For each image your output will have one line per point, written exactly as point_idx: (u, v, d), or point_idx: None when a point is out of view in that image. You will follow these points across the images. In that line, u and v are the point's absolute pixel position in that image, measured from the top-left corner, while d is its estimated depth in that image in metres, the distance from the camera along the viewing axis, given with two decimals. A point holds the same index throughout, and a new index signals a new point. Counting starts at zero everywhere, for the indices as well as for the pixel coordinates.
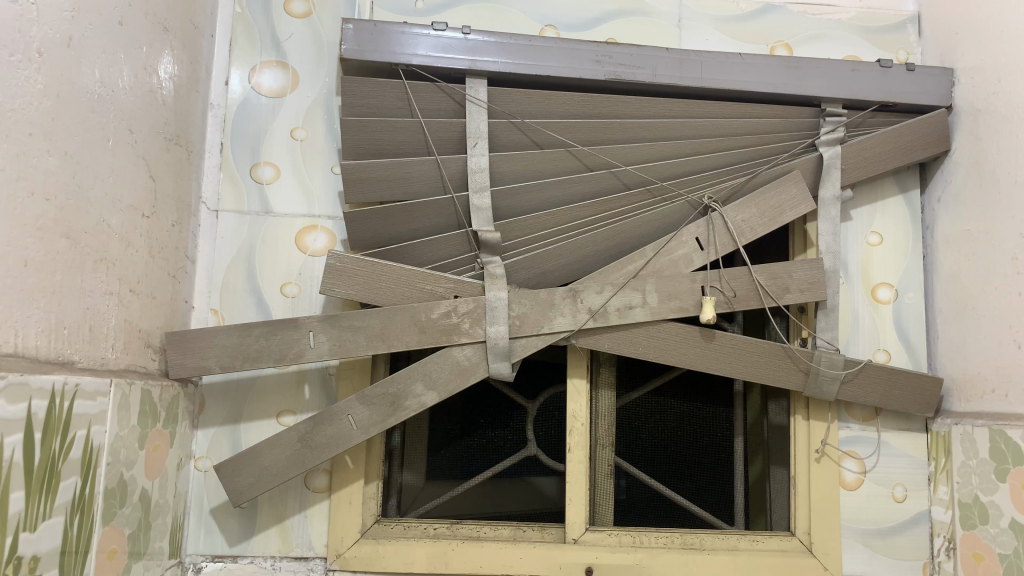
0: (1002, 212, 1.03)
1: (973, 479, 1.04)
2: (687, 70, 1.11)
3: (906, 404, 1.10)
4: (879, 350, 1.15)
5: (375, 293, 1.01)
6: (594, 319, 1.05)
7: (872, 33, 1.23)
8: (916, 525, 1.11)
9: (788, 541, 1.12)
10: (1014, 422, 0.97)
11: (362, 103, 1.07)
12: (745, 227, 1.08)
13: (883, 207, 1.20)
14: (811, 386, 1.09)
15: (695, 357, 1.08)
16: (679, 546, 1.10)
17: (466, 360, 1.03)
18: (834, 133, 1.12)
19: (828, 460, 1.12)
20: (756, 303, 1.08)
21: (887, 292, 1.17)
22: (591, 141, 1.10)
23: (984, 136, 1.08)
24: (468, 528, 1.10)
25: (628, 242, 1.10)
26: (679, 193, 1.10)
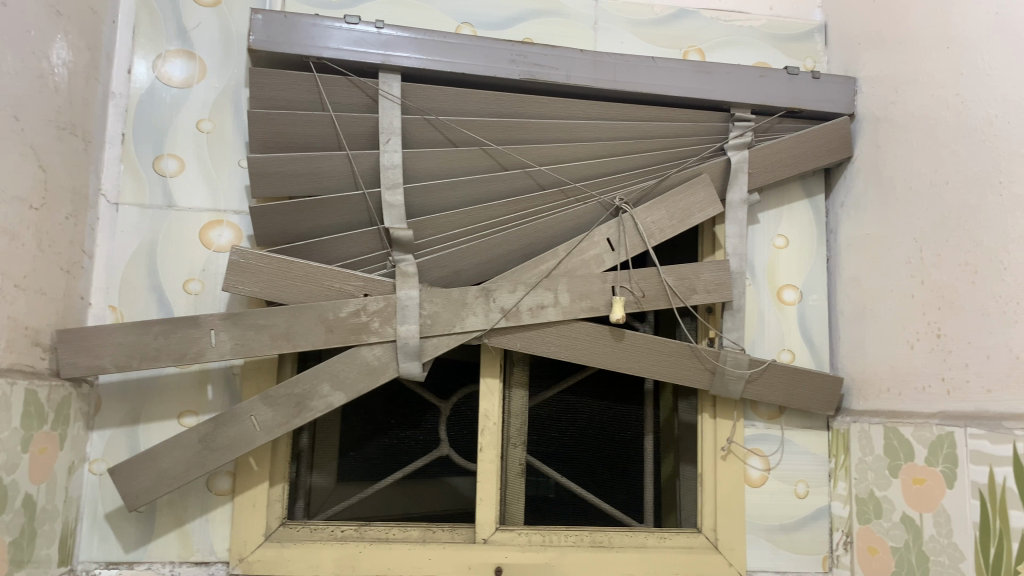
0: (898, 217, 1.07)
1: (869, 475, 1.08)
2: (601, 72, 1.12)
3: (808, 403, 1.13)
4: (783, 350, 1.19)
5: (282, 291, 0.99)
6: (506, 319, 1.05)
7: (781, 41, 1.26)
8: (817, 520, 1.15)
9: (695, 538, 1.14)
10: (906, 419, 1.00)
11: (271, 95, 1.05)
12: (655, 229, 1.10)
13: (790, 211, 1.23)
14: (716, 385, 1.11)
15: (605, 356, 1.09)
16: (588, 544, 1.11)
17: (375, 359, 1.01)
18: (741, 138, 1.15)
19: (734, 458, 1.14)
20: (664, 304, 1.10)
21: (792, 294, 1.21)
22: (505, 140, 1.10)
23: (883, 143, 1.12)
24: (376, 530, 1.09)
25: (541, 242, 1.10)
26: (592, 194, 1.11)
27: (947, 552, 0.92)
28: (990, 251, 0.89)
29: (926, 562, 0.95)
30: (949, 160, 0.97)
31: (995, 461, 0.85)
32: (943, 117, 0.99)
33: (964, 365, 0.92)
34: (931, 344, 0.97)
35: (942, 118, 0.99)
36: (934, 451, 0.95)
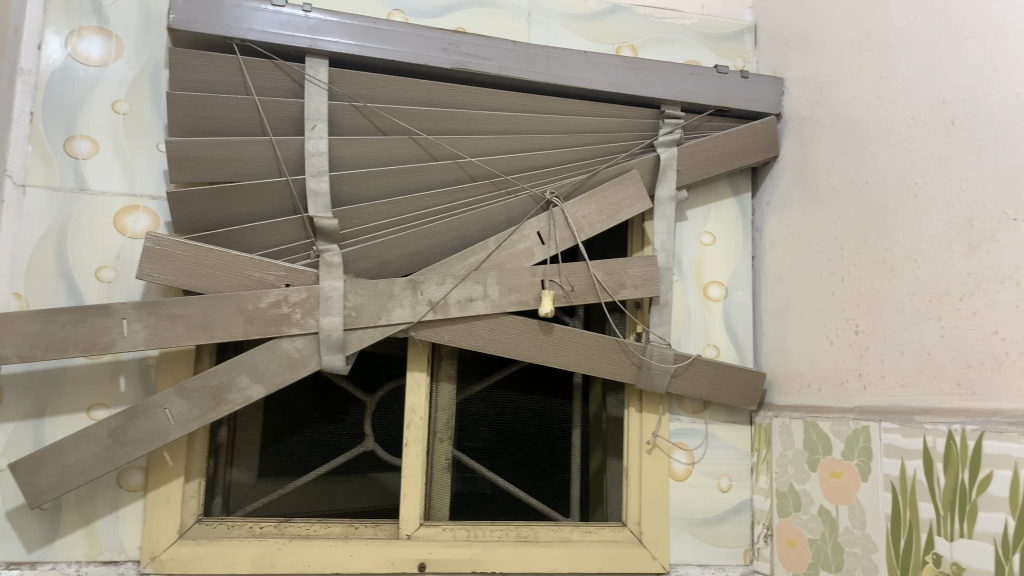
0: (820, 216, 1.09)
1: (789, 469, 1.10)
2: (533, 64, 1.11)
3: (731, 398, 1.15)
4: (709, 346, 1.20)
5: (199, 280, 0.96)
6: (433, 311, 1.03)
7: (712, 40, 1.28)
8: (739, 513, 1.17)
9: (620, 531, 1.14)
10: (824, 414, 1.02)
11: (192, 77, 1.01)
12: (585, 224, 1.10)
13: (718, 209, 1.25)
14: (642, 378, 1.12)
15: (533, 350, 1.08)
16: (514, 538, 1.11)
17: (297, 352, 0.99)
18: (671, 135, 1.15)
19: (659, 451, 1.15)
20: (593, 298, 1.10)
21: (717, 291, 1.22)
22: (435, 130, 1.08)
23: (807, 144, 1.14)
24: (296, 526, 1.06)
25: (470, 234, 1.09)
26: (522, 187, 1.10)
27: (860, 543, 0.94)
28: (905, 251, 0.91)
29: (841, 554, 0.97)
30: (868, 161, 1.00)
31: (907, 455, 0.87)
32: (864, 119, 1.01)
33: (879, 362, 0.94)
34: (849, 341, 1.00)
35: (862, 120, 1.02)
36: (850, 445, 0.97)
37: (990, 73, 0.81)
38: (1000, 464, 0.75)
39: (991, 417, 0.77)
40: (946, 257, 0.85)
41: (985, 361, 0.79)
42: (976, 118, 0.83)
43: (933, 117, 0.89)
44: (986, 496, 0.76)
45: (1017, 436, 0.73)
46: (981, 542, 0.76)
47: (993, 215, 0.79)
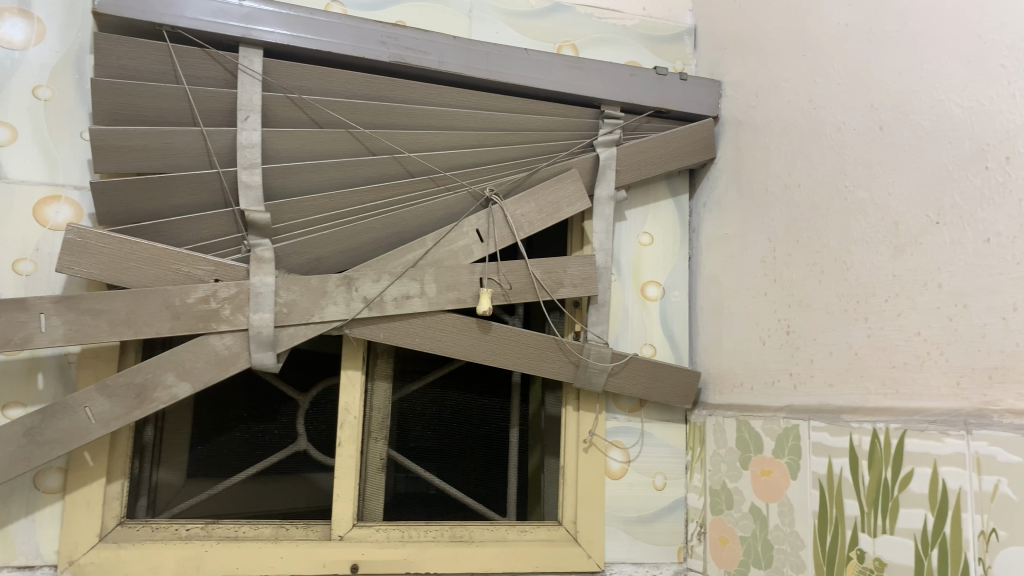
0: (754, 218, 1.11)
1: (722, 467, 1.11)
2: (473, 61, 1.10)
3: (667, 396, 1.16)
4: (646, 345, 1.21)
5: (123, 274, 0.92)
6: (368, 309, 1.01)
7: (652, 42, 1.29)
8: (673, 511, 1.18)
9: (555, 531, 1.14)
10: (756, 413, 1.04)
11: (119, 64, 0.97)
12: (524, 222, 1.10)
13: (656, 209, 1.26)
14: (580, 377, 1.12)
15: (470, 348, 1.07)
16: (448, 539, 1.10)
17: (225, 349, 0.96)
18: (611, 135, 1.16)
19: (596, 450, 1.15)
20: (531, 297, 1.10)
21: (655, 290, 1.24)
22: (373, 124, 1.06)
23: (744, 146, 1.16)
24: (224, 528, 1.03)
25: (408, 231, 1.07)
26: (461, 184, 1.09)
27: (789, 541, 0.95)
28: (834, 253, 0.93)
29: (771, 551, 0.99)
30: (800, 164, 1.02)
31: (834, 453, 0.89)
32: (797, 123, 1.03)
33: (809, 361, 0.96)
34: (780, 341, 1.01)
35: (795, 124, 1.04)
36: (780, 444, 0.98)
37: (915, 81, 0.83)
38: (921, 461, 0.77)
39: (913, 416, 0.79)
40: (873, 260, 0.87)
41: (907, 361, 0.81)
42: (902, 124, 0.85)
43: (861, 123, 0.91)
44: (908, 493, 0.78)
45: (937, 434, 0.75)
46: (902, 537, 0.78)
47: (917, 219, 0.81)
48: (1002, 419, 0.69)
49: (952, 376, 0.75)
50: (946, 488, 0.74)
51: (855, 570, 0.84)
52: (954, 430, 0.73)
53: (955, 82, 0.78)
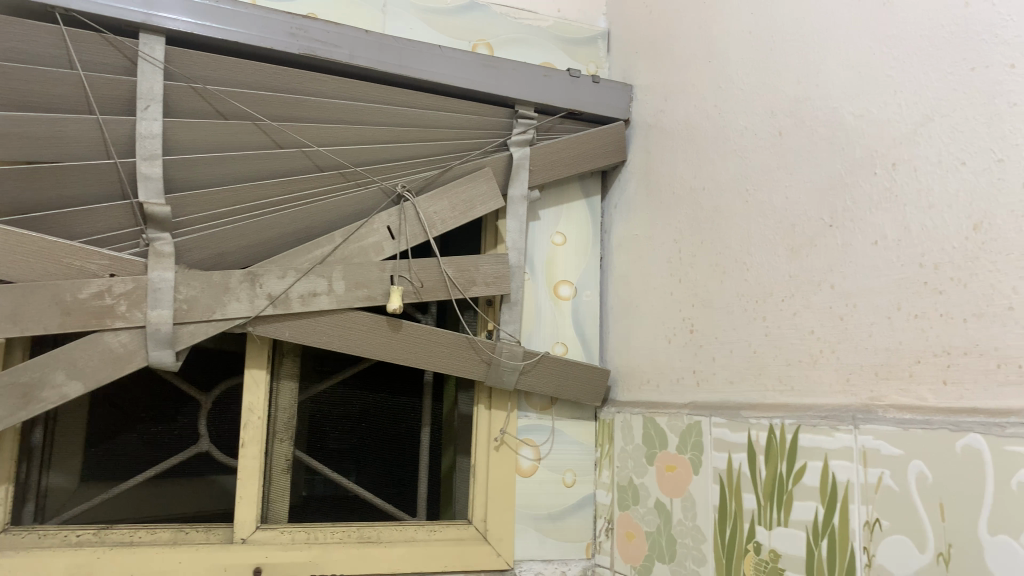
0: (663, 218, 1.13)
1: (629, 463, 1.13)
2: (385, 55, 1.08)
3: (577, 394, 1.18)
4: (558, 344, 1.23)
5: (8, 268, 0.88)
6: (273, 306, 0.99)
7: (566, 44, 1.30)
8: (582, 508, 1.20)
9: (465, 529, 1.14)
10: (661, 409, 1.06)
11: (6, 46, 0.91)
12: (436, 220, 1.09)
13: (568, 210, 1.28)
14: (491, 376, 1.12)
15: (380, 347, 1.06)
16: (355, 540, 1.09)
17: (121, 347, 0.92)
18: (524, 135, 1.17)
19: (507, 448, 1.16)
20: (443, 294, 1.09)
21: (567, 290, 1.25)
22: (281, 117, 1.03)
23: (653, 149, 1.18)
24: (119, 533, 0.99)
25: (318, 227, 1.05)
26: (372, 179, 1.08)
27: (691, 535, 0.98)
28: (735, 255, 0.96)
29: (674, 545, 1.01)
30: (705, 168, 1.04)
31: (734, 448, 0.92)
32: (702, 127, 1.06)
33: (711, 359, 0.98)
34: (684, 339, 1.04)
35: (701, 128, 1.06)
36: (684, 440, 1.01)
37: (811, 88, 0.87)
38: (813, 456, 0.80)
39: (806, 412, 0.82)
40: (771, 260, 0.90)
41: (802, 358, 0.84)
42: (799, 129, 0.88)
43: (762, 128, 0.94)
44: (801, 486, 0.81)
45: (828, 429, 0.78)
46: (795, 529, 0.81)
47: (812, 221, 0.84)
48: (886, 413, 0.72)
49: (842, 373, 0.78)
50: (835, 481, 0.77)
51: (752, 562, 0.86)
52: (843, 425, 0.76)
53: (847, 90, 0.82)
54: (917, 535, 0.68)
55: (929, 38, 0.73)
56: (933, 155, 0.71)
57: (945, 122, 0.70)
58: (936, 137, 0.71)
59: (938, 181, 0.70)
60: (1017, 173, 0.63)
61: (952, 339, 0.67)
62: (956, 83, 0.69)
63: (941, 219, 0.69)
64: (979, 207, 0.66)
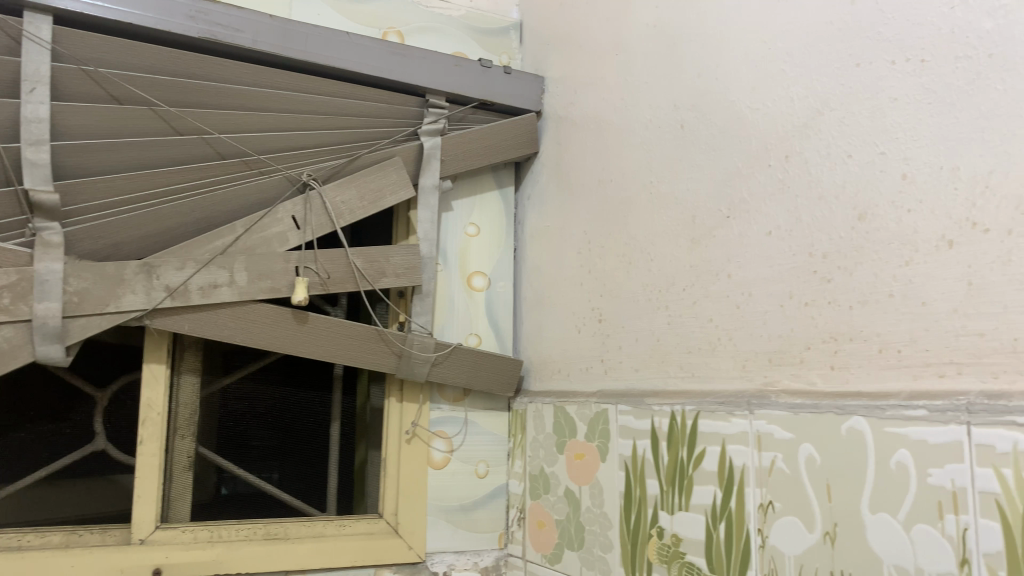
0: (574, 209, 1.14)
1: (540, 452, 1.14)
2: (290, 41, 1.06)
3: (489, 385, 1.18)
4: (471, 335, 1.22)
5: None
6: (171, 299, 0.96)
7: (478, 34, 1.30)
8: (495, 498, 1.20)
9: (375, 523, 1.13)
10: (571, 398, 1.07)
11: None
12: (343, 209, 1.08)
13: (481, 201, 1.28)
14: (402, 367, 1.11)
15: (285, 342, 1.04)
16: (262, 537, 1.06)
17: (4, 342, 0.87)
18: (435, 125, 1.16)
19: (418, 440, 1.15)
20: (351, 286, 1.07)
21: (480, 281, 1.25)
22: (179, 102, 0.99)
23: (564, 140, 1.19)
24: (4, 538, 0.94)
25: (219, 216, 1.02)
26: (276, 168, 1.05)
27: (599, 521, 0.99)
28: (640, 245, 0.97)
29: (582, 532, 1.02)
30: (613, 159, 1.05)
31: (638, 435, 0.93)
32: (611, 119, 1.07)
33: (619, 348, 0.99)
34: (593, 329, 1.05)
35: (609, 120, 1.07)
36: (592, 427, 1.02)
37: (711, 82, 0.88)
38: (712, 441, 0.82)
39: (705, 398, 0.83)
40: (673, 251, 0.91)
41: (701, 346, 0.85)
42: (700, 121, 0.90)
43: (666, 120, 0.96)
44: (701, 470, 0.83)
45: (726, 414, 0.80)
46: (695, 513, 0.83)
47: (711, 212, 0.86)
48: (779, 398, 0.74)
49: (739, 360, 0.80)
50: (732, 464, 0.79)
51: (656, 547, 0.88)
52: (739, 411, 0.78)
53: (745, 84, 0.84)
54: (806, 515, 0.70)
55: (818, 34, 0.75)
56: (822, 148, 0.73)
57: (833, 116, 0.72)
58: (825, 131, 0.73)
59: (826, 173, 0.72)
60: (896, 167, 0.66)
61: (839, 325, 0.69)
62: (843, 78, 0.72)
63: (829, 210, 0.72)
64: (863, 198, 0.69)
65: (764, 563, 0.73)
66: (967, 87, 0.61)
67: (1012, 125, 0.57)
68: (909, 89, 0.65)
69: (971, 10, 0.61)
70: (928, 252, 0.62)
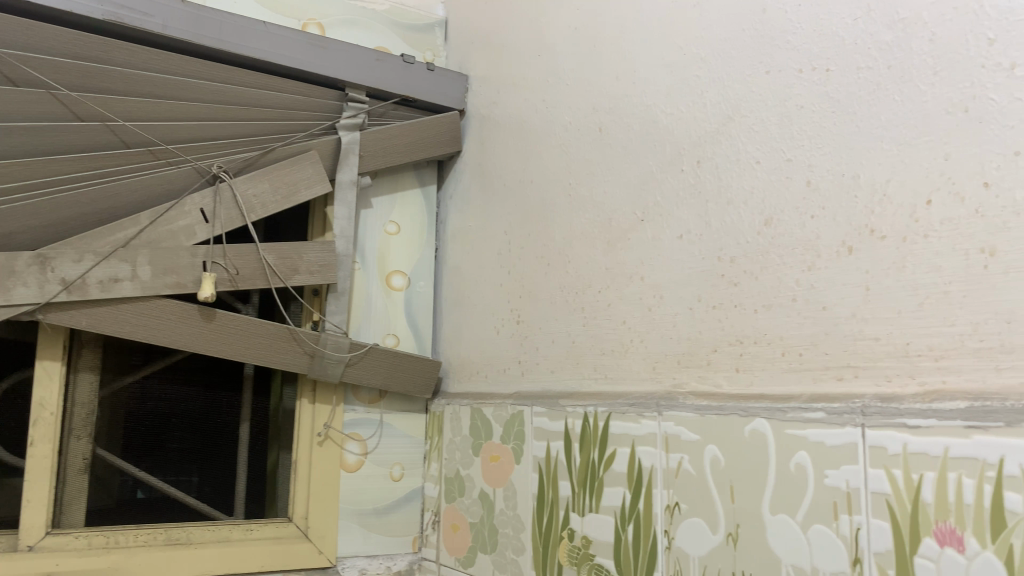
0: (494, 209, 1.13)
1: (456, 454, 1.13)
2: (203, 28, 1.02)
3: (406, 386, 1.16)
4: (388, 335, 1.20)
5: None
6: (68, 292, 0.91)
7: (402, 30, 1.28)
8: (410, 501, 1.18)
9: (283, 527, 1.10)
10: (488, 400, 1.07)
11: None
12: (255, 203, 1.04)
13: (402, 199, 1.26)
14: (314, 368, 1.09)
15: (191, 339, 1.00)
16: (162, 542, 1.02)
17: None
18: (354, 119, 1.13)
19: (331, 442, 1.13)
20: (262, 283, 1.04)
21: (400, 281, 1.23)
22: (81, 87, 0.95)
23: (487, 140, 1.18)
24: None
25: (123, 207, 0.97)
26: (185, 158, 1.01)
27: (512, 524, 0.98)
28: (558, 247, 0.97)
29: (496, 536, 1.01)
30: (534, 160, 1.05)
31: (552, 437, 0.93)
32: (532, 120, 1.07)
33: (535, 349, 0.99)
34: (511, 330, 1.05)
35: (530, 122, 1.07)
36: (507, 429, 1.01)
37: (629, 86, 0.89)
38: (622, 442, 0.82)
39: (616, 400, 0.84)
40: (590, 253, 0.92)
41: (614, 348, 0.86)
42: (618, 124, 0.90)
43: (585, 123, 0.96)
44: (611, 472, 0.83)
45: (635, 416, 0.80)
46: (605, 515, 0.83)
47: (626, 214, 0.87)
48: (686, 401, 0.75)
49: (650, 362, 0.81)
50: (641, 466, 0.79)
51: (566, 549, 0.88)
52: (648, 412, 0.79)
53: (661, 89, 0.84)
54: (710, 517, 0.70)
55: (731, 41, 0.76)
56: (732, 153, 0.74)
57: (744, 122, 0.73)
58: (736, 137, 0.74)
59: (735, 179, 0.73)
60: (801, 174, 0.67)
61: (743, 329, 0.70)
62: (753, 86, 0.73)
63: (737, 214, 0.73)
64: (769, 204, 0.70)
65: (670, 565, 0.74)
66: (867, 97, 0.62)
67: (909, 135, 0.59)
68: (815, 98, 0.66)
69: (873, 22, 0.62)
70: (829, 257, 0.64)
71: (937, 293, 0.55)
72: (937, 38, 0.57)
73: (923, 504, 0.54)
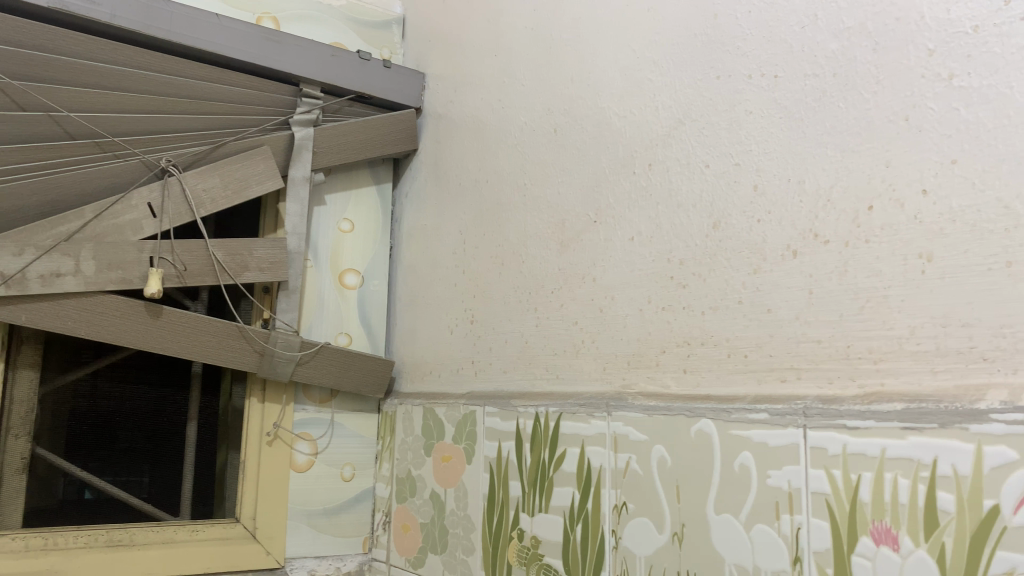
0: (450, 208, 1.13)
1: (408, 454, 1.12)
2: (153, 19, 1.00)
3: (358, 386, 1.15)
4: (341, 334, 1.19)
5: None
6: (6, 287, 0.89)
7: (359, 26, 1.27)
8: (360, 501, 1.17)
9: (231, 528, 1.08)
10: (441, 400, 1.06)
11: None
12: (205, 198, 1.03)
13: (356, 196, 1.25)
14: (264, 367, 1.07)
15: (136, 337, 0.98)
16: (103, 544, 1.00)
17: None
18: (308, 115, 1.12)
19: (280, 442, 1.12)
20: (211, 280, 1.03)
21: (353, 279, 1.22)
22: (23, 76, 0.92)
23: (443, 139, 1.18)
24: None
25: (67, 199, 0.95)
26: (132, 151, 0.99)
27: (462, 524, 0.98)
28: (511, 246, 0.97)
29: (446, 536, 1.01)
30: (489, 160, 1.05)
31: (503, 437, 0.93)
32: (487, 120, 1.07)
33: (488, 349, 0.99)
34: (464, 330, 1.05)
35: (486, 121, 1.07)
36: (459, 429, 1.01)
37: (583, 87, 0.89)
38: (572, 443, 0.82)
39: (567, 400, 0.84)
40: (543, 253, 0.92)
41: (566, 348, 0.86)
42: (572, 126, 0.90)
43: (539, 124, 0.96)
44: (561, 472, 0.83)
45: (585, 416, 0.81)
46: (554, 515, 0.83)
47: (579, 215, 0.87)
48: (634, 401, 0.76)
49: (600, 362, 0.81)
50: (590, 466, 0.79)
51: (515, 549, 0.88)
52: (598, 412, 0.79)
53: (614, 91, 0.85)
54: (656, 516, 0.71)
55: (683, 46, 0.76)
56: (683, 157, 0.75)
57: (694, 126, 0.74)
58: (686, 140, 0.75)
59: (686, 182, 0.74)
60: (749, 178, 0.68)
61: (691, 330, 0.71)
62: (704, 90, 0.73)
63: (686, 217, 0.73)
64: (717, 207, 0.71)
65: (617, 564, 0.74)
66: (813, 104, 0.63)
67: (853, 142, 0.60)
68: (763, 104, 0.67)
69: (819, 30, 0.63)
70: (774, 261, 0.65)
71: (876, 297, 0.57)
72: (880, 48, 0.59)
73: (860, 503, 0.55)
